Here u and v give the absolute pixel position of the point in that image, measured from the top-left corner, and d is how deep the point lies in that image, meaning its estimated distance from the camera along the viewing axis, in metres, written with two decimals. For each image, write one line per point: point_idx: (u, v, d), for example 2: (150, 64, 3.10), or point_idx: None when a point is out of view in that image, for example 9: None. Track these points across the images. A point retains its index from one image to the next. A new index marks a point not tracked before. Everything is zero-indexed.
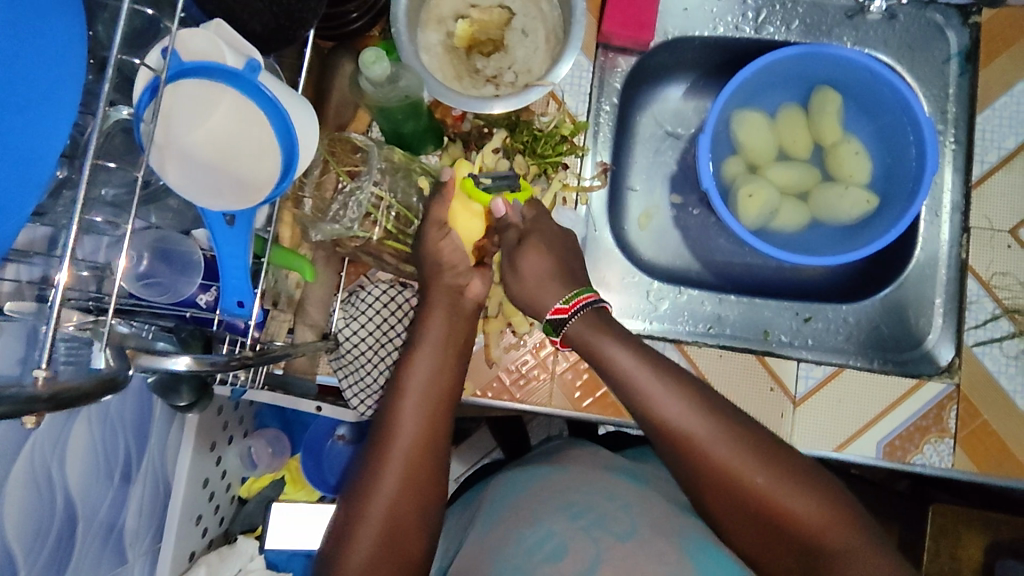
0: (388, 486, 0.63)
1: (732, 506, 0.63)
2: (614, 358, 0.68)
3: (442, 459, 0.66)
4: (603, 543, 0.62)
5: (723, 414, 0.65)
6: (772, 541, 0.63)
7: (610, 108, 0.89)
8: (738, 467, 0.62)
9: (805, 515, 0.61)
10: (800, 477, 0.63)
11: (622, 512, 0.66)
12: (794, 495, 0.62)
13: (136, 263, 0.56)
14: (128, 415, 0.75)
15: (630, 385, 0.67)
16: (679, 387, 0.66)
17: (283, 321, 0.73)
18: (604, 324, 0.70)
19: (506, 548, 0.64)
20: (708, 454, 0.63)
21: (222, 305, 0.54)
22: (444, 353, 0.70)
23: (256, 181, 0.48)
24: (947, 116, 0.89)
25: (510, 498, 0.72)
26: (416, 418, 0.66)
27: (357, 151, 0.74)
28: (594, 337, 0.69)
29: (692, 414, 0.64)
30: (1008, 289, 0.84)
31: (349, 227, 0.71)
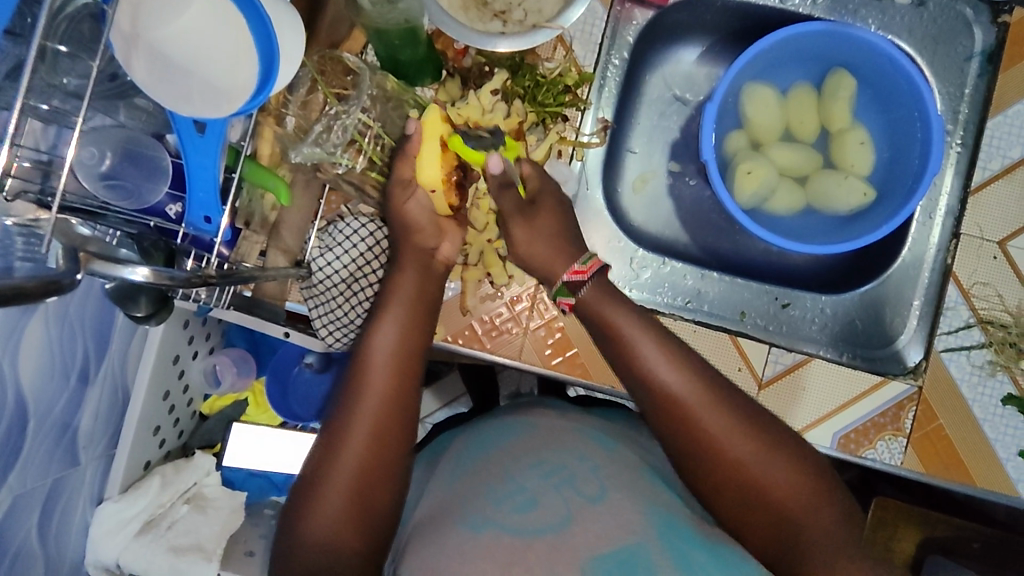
0: (358, 445, 0.61)
1: (717, 481, 0.63)
2: (620, 327, 0.67)
3: (412, 413, 0.64)
4: (573, 504, 0.62)
5: (720, 388, 0.65)
6: (748, 515, 0.62)
7: (619, 62, 0.86)
8: (726, 440, 0.62)
9: (780, 489, 0.61)
10: (784, 450, 0.63)
11: (592, 476, 0.65)
12: (779, 471, 0.62)
13: (98, 161, 0.52)
14: (88, 315, 0.74)
15: (632, 355, 0.66)
16: (682, 359, 0.65)
17: (255, 244, 0.70)
18: (611, 288, 0.71)
19: (475, 500, 0.63)
20: (701, 428, 0.63)
21: (189, 218, 0.52)
22: (419, 306, 0.69)
23: (229, 89, 0.44)
24: (958, 117, 0.87)
25: (478, 451, 0.72)
26: (385, 371, 0.64)
27: (349, 73, 0.70)
28: (605, 305, 0.69)
29: (690, 385, 0.64)
30: (986, 299, 0.83)
31: (331, 152, 0.68)
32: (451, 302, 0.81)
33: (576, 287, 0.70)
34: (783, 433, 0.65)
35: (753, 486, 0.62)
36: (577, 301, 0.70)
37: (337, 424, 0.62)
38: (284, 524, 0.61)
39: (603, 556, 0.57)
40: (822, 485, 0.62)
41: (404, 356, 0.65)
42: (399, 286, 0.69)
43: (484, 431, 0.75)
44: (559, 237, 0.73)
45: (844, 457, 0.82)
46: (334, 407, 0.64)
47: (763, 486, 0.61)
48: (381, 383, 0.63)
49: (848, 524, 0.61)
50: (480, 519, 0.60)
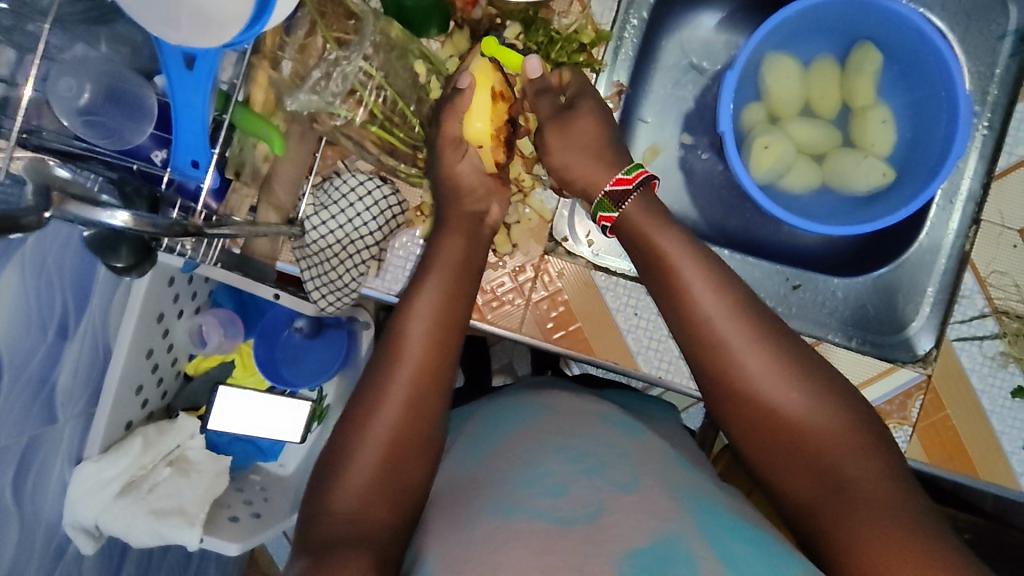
0: (392, 413, 0.58)
1: (757, 424, 0.58)
2: (664, 252, 0.62)
3: (447, 388, 0.61)
4: (604, 494, 0.54)
5: (771, 328, 0.59)
6: (787, 463, 0.57)
7: (638, 22, 0.80)
8: (768, 379, 0.57)
9: (825, 435, 0.56)
10: (835, 401, 0.57)
11: (623, 463, 0.59)
12: (825, 416, 0.56)
13: (76, 95, 0.47)
14: (66, 264, 0.70)
15: (671, 278, 0.61)
16: (731, 293, 0.59)
17: (245, 197, 0.67)
18: (654, 207, 0.65)
19: (502, 485, 0.57)
20: (738, 367, 0.58)
21: (174, 163, 0.48)
22: (461, 278, 0.65)
23: (221, 18, 0.41)
24: (987, 98, 0.83)
25: (497, 435, 0.66)
26: (421, 342, 0.60)
27: (351, 17, 0.64)
28: (647, 226, 0.64)
29: (734, 319, 0.58)
30: (1003, 288, 0.80)
31: (329, 101, 0.63)
32: None
33: (621, 198, 0.66)
34: (837, 380, 0.59)
35: (798, 431, 0.56)
36: (620, 216, 0.65)
37: (371, 390, 0.59)
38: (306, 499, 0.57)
39: (642, 550, 0.49)
40: (875, 436, 0.56)
41: (441, 328, 0.62)
42: (440, 255, 0.66)
43: (502, 416, 0.70)
44: (598, 145, 0.69)
45: None
46: (367, 373, 0.61)
47: (812, 430, 0.56)
48: (419, 350, 0.60)
49: (903, 479, 0.54)
50: (511, 504, 0.54)
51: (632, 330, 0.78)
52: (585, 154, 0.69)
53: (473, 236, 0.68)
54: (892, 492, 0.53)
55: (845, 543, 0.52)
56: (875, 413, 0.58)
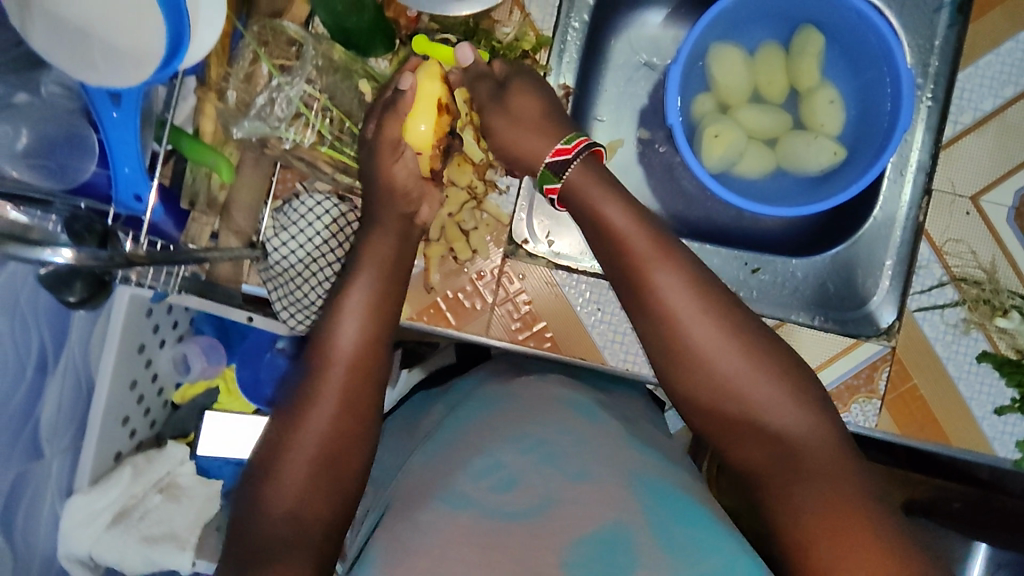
0: (319, 415, 0.54)
1: (711, 396, 0.55)
2: (613, 223, 0.59)
3: (378, 389, 0.58)
4: (554, 483, 0.53)
5: (721, 297, 0.57)
6: (738, 439, 0.55)
7: (580, 25, 0.82)
8: (718, 352, 0.55)
9: (777, 411, 0.54)
10: (785, 373, 0.55)
11: (576, 451, 0.57)
12: (775, 391, 0.54)
13: (14, 139, 0.50)
14: (41, 304, 0.72)
15: (621, 245, 0.58)
16: (681, 261, 0.57)
17: (205, 225, 0.68)
18: (601, 175, 0.63)
19: (454, 475, 0.55)
20: (692, 335, 0.55)
21: (117, 198, 0.51)
22: (391, 269, 0.64)
23: (130, 51, 0.42)
24: (928, 70, 0.84)
25: (450, 435, 0.63)
26: (354, 331, 0.58)
27: (293, 44, 0.67)
28: (592, 194, 0.61)
29: (684, 287, 0.56)
30: (959, 256, 0.82)
31: (275, 126, 0.65)
32: (415, 279, 0.80)
33: (562, 167, 0.64)
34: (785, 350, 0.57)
35: (751, 402, 0.54)
36: (563, 184, 0.63)
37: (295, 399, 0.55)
38: (239, 502, 0.53)
39: (590, 537, 0.48)
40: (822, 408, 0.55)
41: (373, 317, 0.60)
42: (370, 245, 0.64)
43: (461, 414, 0.68)
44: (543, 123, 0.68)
45: None
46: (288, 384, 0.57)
47: (764, 400, 0.54)
48: (349, 351, 0.57)
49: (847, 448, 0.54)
50: (458, 497, 0.52)
51: (597, 324, 0.81)
52: (530, 130, 0.68)
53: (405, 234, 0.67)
54: (840, 469, 0.52)
55: (796, 521, 0.50)
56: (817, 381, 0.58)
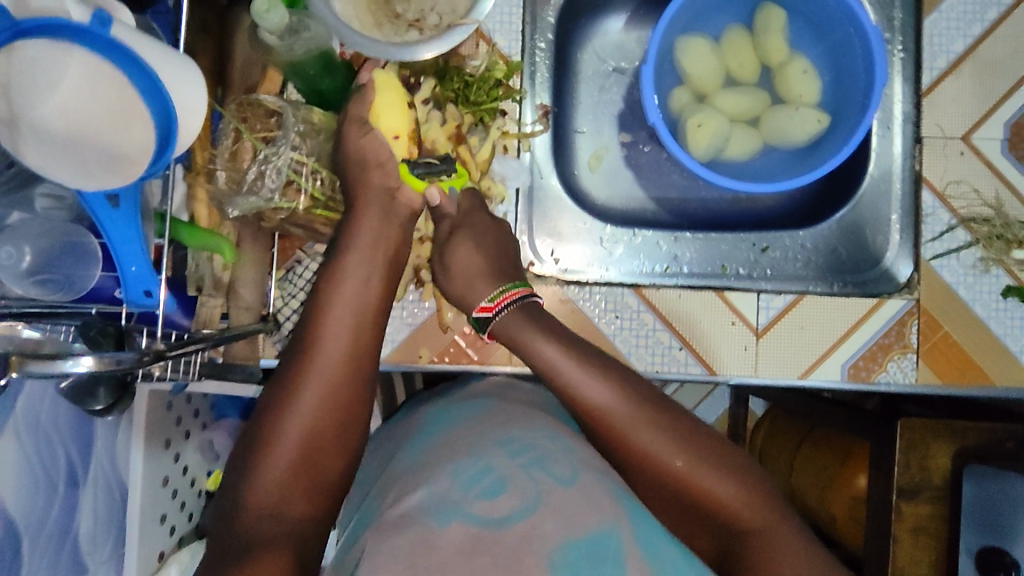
0: (310, 403, 0.58)
1: (659, 496, 0.61)
2: (550, 361, 0.64)
3: (370, 380, 0.62)
4: (542, 485, 0.59)
5: (655, 409, 0.62)
6: (690, 524, 0.61)
7: (545, 45, 0.84)
8: (658, 454, 0.60)
9: (722, 499, 0.59)
10: (723, 465, 0.60)
11: (564, 456, 0.63)
12: (716, 480, 0.59)
13: (18, 259, 0.49)
14: (64, 417, 0.71)
15: (557, 380, 0.64)
16: (613, 384, 0.63)
17: (216, 308, 0.67)
18: (536, 318, 0.67)
19: (439, 481, 0.60)
20: (634, 448, 0.61)
21: (127, 297, 0.49)
22: (375, 269, 0.64)
23: (130, 151, 0.41)
24: (894, 24, 0.85)
25: (437, 427, 0.70)
26: (347, 324, 0.61)
27: (272, 114, 0.66)
28: (524, 334, 0.66)
29: (618, 409, 0.61)
30: (963, 197, 0.82)
31: (269, 198, 0.64)
32: (430, 321, 0.80)
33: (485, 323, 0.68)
34: (724, 446, 0.62)
35: (697, 498, 0.60)
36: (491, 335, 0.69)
37: (288, 384, 0.58)
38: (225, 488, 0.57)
39: (577, 541, 0.55)
40: (763, 496, 0.60)
41: (360, 306, 0.62)
42: (350, 247, 0.64)
43: (448, 410, 0.73)
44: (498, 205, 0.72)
45: (858, 387, 0.81)
46: (278, 375, 0.60)
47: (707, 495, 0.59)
48: (340, 342, 0.60)
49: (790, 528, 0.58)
50: (447, 508, 0.57)
51: (618, 332, 0.80)
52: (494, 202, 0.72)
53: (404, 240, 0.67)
54: (781, 543, 0.57)
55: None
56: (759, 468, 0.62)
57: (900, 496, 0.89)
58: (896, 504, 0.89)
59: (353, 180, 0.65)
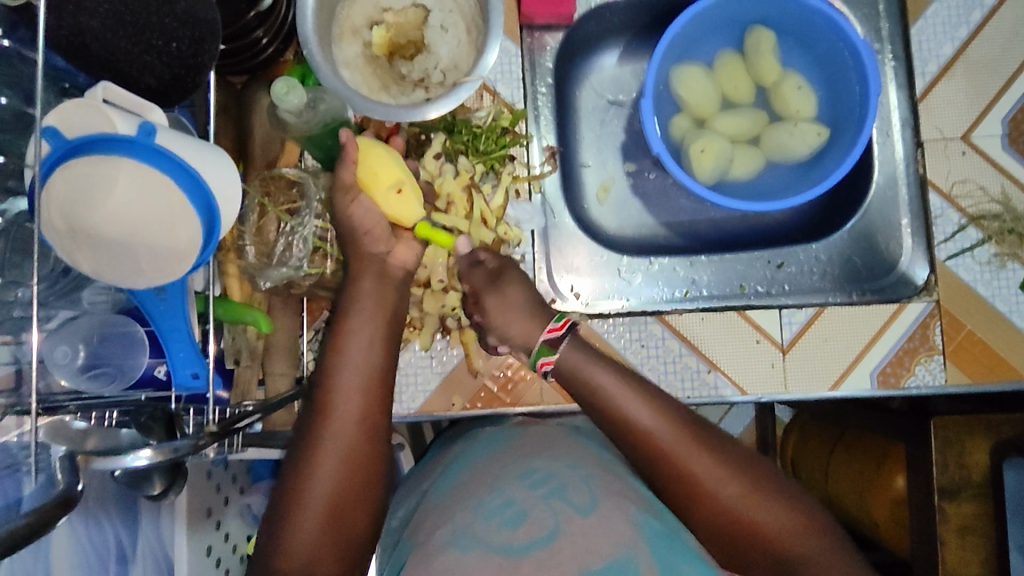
0: (331, 468, 0.58)
1: (710, 520, 0.62)
2: (604, 390, 0.66)
3: (384, 436, 0.63)
4: (562, 514, 0.61)
5: (706, 434, 0.65)
6: (739, 550, 0.62)
7: (546, 89, 0.88)
8: (707, 477, 0.62)
9: (769, 523, 0.60)
10: (770, 490, 0.62)
11: (582, 484, 0.65)
12: (760, 507, 0.61)
13: (72, 357, 0.51)
14: (111, 501, 0.73)
15: (609, 407, 0.66)
16: (664, 411, 0.65)
17: (252, 376, 0.69)
18: (591, 352, 0.70)
19: (463, 515, 0.62)
20: (688, 469, 0.62)
21: (176, 381, 0.51)
22: (381, 330, 0.66)
23: (179, 250, 0.43)
24: (882, 34, 0.87)
25: (465, 462, 0.73)
26: (356, 383, 0.63)
27: (292, 185, 0.69)
28: (585, 363, 0.69)
29: (671, 430, 0.64)
30: (970, 195, 0.83)
31: (298, 267, 0.68)
32: (459, 367, 0.81)
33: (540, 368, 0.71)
34: (770, 471, 0.65)
35: (746, 522, 0.61)
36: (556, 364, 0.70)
37: (305, 451, 0.59)
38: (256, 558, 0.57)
39: (594, 571, 0.56)
40: (811, 522, 0.61)
41: (371, 367, 0.64)
42: (354, 307, 0.66)
43: (476, 446, 0.76)
44: None
45: (889, 392, 0.81)
46: (295, 444, 0.61)
47: (758, 519, 0.61)
48: (353, 404, 0.62)
49: (840, 552, 0.60)
50: (468, 540, 0.59)
51: (646, 361, 0.81)
52: None
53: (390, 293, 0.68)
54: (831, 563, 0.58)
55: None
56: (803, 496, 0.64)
57: (942, 496, 0.89)
58: (939, 506, 0.88)
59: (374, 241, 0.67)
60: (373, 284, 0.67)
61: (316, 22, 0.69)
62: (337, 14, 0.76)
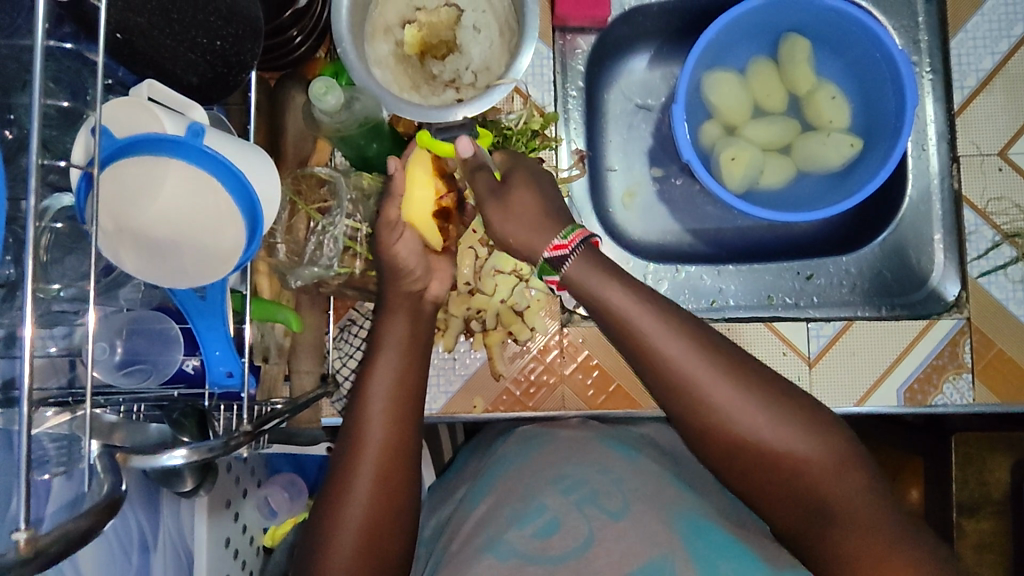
0: (362, 497, 0.58)
1: (736, 457, 0.58)
2: (617, 306, 0.59)
3: (414, 462, 0.62)
4: (596, 521, 0.61)
5: (733, 360, 0.58)
6: (769, 488, 0.58)
7: (577, 92, 0.87)
8: (731, 412, 0.57)
9: (798, 457, 0.56)
10: (799, 421, 0.57)
11: (616, 489, 0.65)
12: (789, 443, 0.57)
13: (111, 353, 0.53)
14: (139, 493, 0.72)
15: (624, 326, 0.59)
16: (684, 330, 0.58)
17: (278, 373, 0.70)
18: (604, 262, 0.61)
19: (497, 523, 0.63)
20: (706, 401, 0.57)
21: (211, 378, 0.51)
22: (411, 355, 0.66)
23: (223, 253, 0.43)
24: (920, 46, 0.85)
25: (498, 472, 0.73)
26: (384, 414, 0.62)
27: (323, 184, 0.70)
28: (592, 279, 0.60)
29: (692, 356, 0.57)
30: (1006, 213, 0.81)
31: (328, 267, 0.68)
32: (481, 370, 0.81)
33: (559, 263, 0.61)
34: (799, 395, 0.59)
35: (773, 459, 0.57)
36: (562, 279, 0.61)
37: (337, 481, 0.59)
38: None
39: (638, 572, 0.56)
40: (843, 454, 0.57)
41: (402, 394, 0.63)
42: (385, 334, 0.66)
43: (507, 453, 0.75)
44: None
45: (915, 410, 0.80)
46: (329, 473, 0.61)
47: (786, 456, 0.57)
48: (382, 433, 0.61)
49: (871, 490, 0.56)
50: (503, 545, 0.59)
51: None
52: None
53: (416, 314, 0.68)
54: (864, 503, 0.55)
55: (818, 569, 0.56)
56: (838, 423, 0.60)
57: (960, 512, 0.93)
58: None
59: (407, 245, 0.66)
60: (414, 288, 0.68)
61: (350, 20, 0.69)
62: (370, 13, 0.76)
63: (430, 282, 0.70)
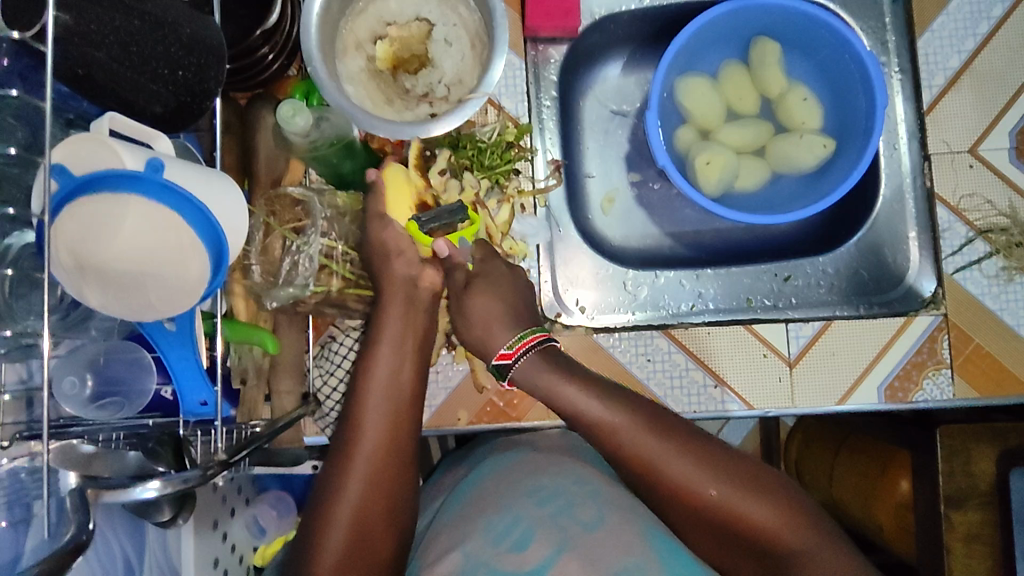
0: (357, 495, 0.58)
1: (701, 525, 0.61)
2: (573, 400, 0.64)
3: (410, 460, 0.62)
4: (570, 531, 0.62)
5: (686, 435, 0.62)
6: (734, 552, 0.61)
7: (551, 102, 0.88)
8: (690, 483, 0.60)
9: (759, 521, 0.59)
10: (757, 485, 0.60)
11: (590, 501, 0.65)
12: (747, 506, 0.59)
13: (81, 388, 0.51)
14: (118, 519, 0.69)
15: (581, 419, 0.63)
16: (636, 413, 0.63)
17: (258, 393, 0.69)
18: (556, 362, 0.67)
19: (472, 538, 0.63)
20: (666, 477, 0.60)
21: (185, 406, 0.54)
22: (411, 354, 0.65)
23: (189, 286, 0.43)
24: (888, 46, 0.87)
25: (473, 481, 0.74)
26: (383, 416, 0.62)
27: (298, 203, 0.68)
28: (549, 377, 0.66)
29: (648, 438, 0.61)
30: (978, 210, 0.82)
31: (304, 287, 0.67)
32: (464, 382, 0.81)
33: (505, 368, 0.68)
34: (754, 463, 0.63)
35: (736, 522, 0.59)
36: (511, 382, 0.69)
37: (330, 483, 0.59)
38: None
39: None
40: (801, 513, 0.60)
41: (397, 395, 0.63)
42: (384, 327, 0.65)
43: (485, 462, 0.76)
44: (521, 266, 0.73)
45: (896, 407, 0.81)
46: (323, 472, 0.61)
47: (747, 518, 0.59)
48: (377, 432, 0.61)
49: (831, 544, 0.59)
50: (481, 566, 0.59)
51: (651, 375, 0.81)
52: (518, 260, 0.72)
53: (410, 304, 0.66)
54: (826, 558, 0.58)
55: None
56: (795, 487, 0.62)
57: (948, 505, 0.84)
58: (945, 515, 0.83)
59: (383, 262, 0.66)
60: (401, 287, 0.66)
61: (319, 40, 0.68)
62: (341, 29, 0.76)
63: (424, 270, 0.67)
